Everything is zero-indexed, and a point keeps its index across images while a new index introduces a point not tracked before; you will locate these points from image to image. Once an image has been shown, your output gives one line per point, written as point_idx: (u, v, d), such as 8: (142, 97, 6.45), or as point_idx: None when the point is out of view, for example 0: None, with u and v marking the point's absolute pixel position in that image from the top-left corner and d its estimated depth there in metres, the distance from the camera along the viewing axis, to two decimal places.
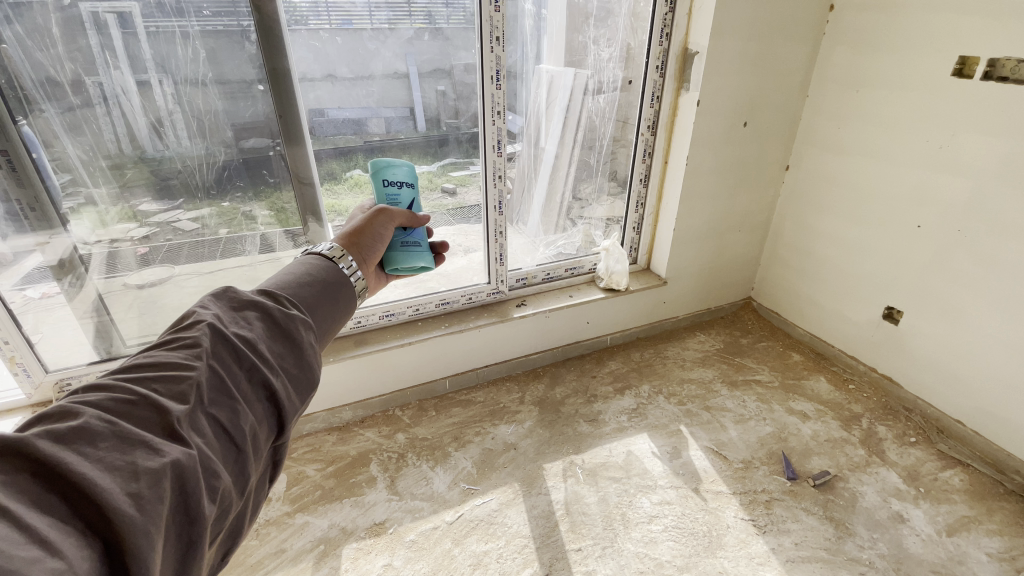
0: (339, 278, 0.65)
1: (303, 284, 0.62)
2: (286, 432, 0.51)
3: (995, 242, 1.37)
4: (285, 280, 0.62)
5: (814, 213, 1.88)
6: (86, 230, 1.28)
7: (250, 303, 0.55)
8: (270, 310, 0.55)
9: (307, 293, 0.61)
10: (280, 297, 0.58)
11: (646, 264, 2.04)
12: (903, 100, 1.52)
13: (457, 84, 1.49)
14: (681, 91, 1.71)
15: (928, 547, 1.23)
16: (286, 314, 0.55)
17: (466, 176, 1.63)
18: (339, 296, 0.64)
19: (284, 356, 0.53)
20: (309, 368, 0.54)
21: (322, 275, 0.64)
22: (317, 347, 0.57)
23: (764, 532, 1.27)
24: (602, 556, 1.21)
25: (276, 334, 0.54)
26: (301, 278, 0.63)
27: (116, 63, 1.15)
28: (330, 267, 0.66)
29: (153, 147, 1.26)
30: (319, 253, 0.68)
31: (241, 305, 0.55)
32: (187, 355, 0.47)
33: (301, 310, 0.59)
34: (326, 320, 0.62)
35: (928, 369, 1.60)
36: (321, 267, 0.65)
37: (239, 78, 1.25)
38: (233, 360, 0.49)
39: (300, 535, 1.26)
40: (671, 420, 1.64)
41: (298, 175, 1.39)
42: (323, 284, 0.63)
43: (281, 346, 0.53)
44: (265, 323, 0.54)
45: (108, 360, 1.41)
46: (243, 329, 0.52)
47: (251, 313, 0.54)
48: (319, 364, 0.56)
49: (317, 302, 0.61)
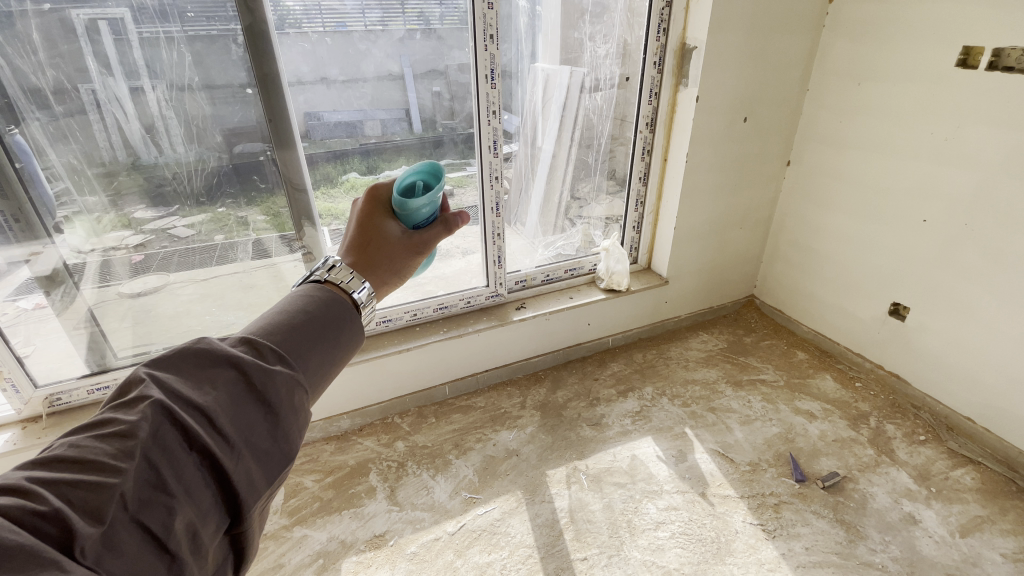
0: (345, 310, 0.52)
1: (298, 321, 0.49)
2: (247, 520, 0.42)
3: (1004, 236, 1.34)
4: (276, 319, 0.49)
5: (818, 209, 1.85)
6: (80, 239, 1.25)
7: (220, 359, 0.44)
8: (242, 369, 0.43)
9: (300, 336, 0.48)
10: (262, 348, 0.46)
11: (646, 263, 2.01)
12: (911, 95, 1.48)
13: (452, 84, 1.46)
14: (679, 87, 1.68)
15: (942, 548, 1.20)
16: (262, 374, 0.44)
17: (463, 177, 1.60)
18: (344, 333, 0.51)
19: (254, 428, 0.42)
20: (285, 440, 0.44)
21: (323, 309, 0.50)
22: (301, 410, 0.46)
23: (773, 537, 1.24)
24: (608, 565, 1.18)
25: (245, 400, 0.43)
26: (296, 315, 0.49)
27: (110, 71, 1.12)
28: (339, 302, 0.52)
29: (147, 153, 1.23)
30: (324, 281, 0.54)
31: (210, 363, 0.44)
32: (119, 448, 0.37)
33: (288, 362, 0.46)
34: (323, 369, 0.49)
35: (936, 366, 1.57)
36: (325, 299, 0.52)
37: (227, 82, 1.22)
38: (182, 443, 0.39)
39: (299, 550, 1.23)
40: (676, 422, 1.61)
41: (290, 180, 1.36)
42: (323, 322, 0.50)
43: (249, 416, 0.43)
44: (234, 387, 0.43)
45: (101, 373, 1.38)
46: (202, 400, 0.41)
47: (219, 374, 0.43)
48: (300, 430, 0.46)
49: (313, 348, 0.48)
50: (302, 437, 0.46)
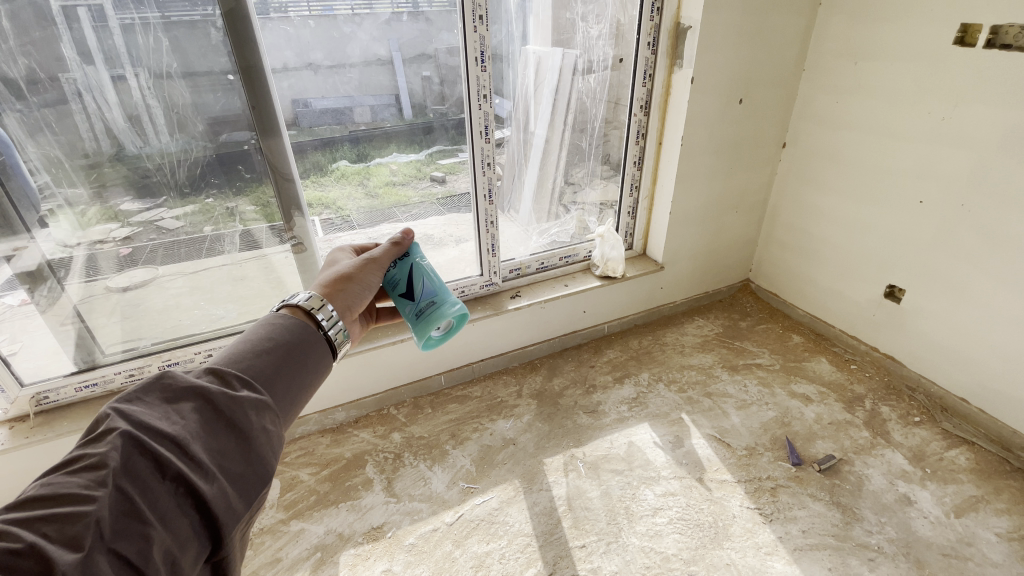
0: (308, 334, 0.58)
1: (262, 351, 0.53)
2: (227, 545, 0.43)
3: (999, 217, 1.33)
4: (242, 350, 0.53)
5: (814, 192, 1.84)
6: (66, 232, 1.22)
7: (187, 390, 0.46)
8: (210, 396, 0.46)
9: (266, 364, 0.52)
10: (228, 376, 0.49)
11: (641, 249, 2.00)
12: (908, 75, 1.46)
13: (442, 67, 1.43)
14: (674, 69, 1.64)
15: (937, 529, 1.21)
16: (232, 399, 0.47)
17: (455, 163, 1.58)
18: (308, 358, 0.56)
19: (227, 452, 0.45)
20: (260, 461, 0.46)
21: (286, 336, 0.56)
22: (274, 432, 0.48)
23: (770, 520, 1.25)
24: (606, 552, 1.18)
25: (215, 426, 0.45)
26: (259, 345, 0.54)
27: (90, 58, 1.08)
28: (304, 329, 0.58)
29: (131, 143, 1.18)
30: (287, 309, 0.60)
31: (177, 395, 0.46)
32: (92, 478, 0.38)
33: (255, 388, 0.50)
34: (290, 394, 0.53)
35: (931, 348, 1.58)
36: (287, 327, 0.57)
37: (207, 69, 1.17)
38: (155, 472, 0.40)
39: (296, 543, 1.23)
40: (672, 408, 1.61)
41: (277, 169, 1.31)
42: (287, 349, 0.55)
43: (221, 441, 0.45)
44: (203, 414, 0.45)
45: (89, 371, 1.34)
46: (172, 428, 0.43)
47: (187, 404, 0.46)
48: (274, 452, 0.48)
49: (279, 374, 0.53)
50: (277, 460, 0.48)
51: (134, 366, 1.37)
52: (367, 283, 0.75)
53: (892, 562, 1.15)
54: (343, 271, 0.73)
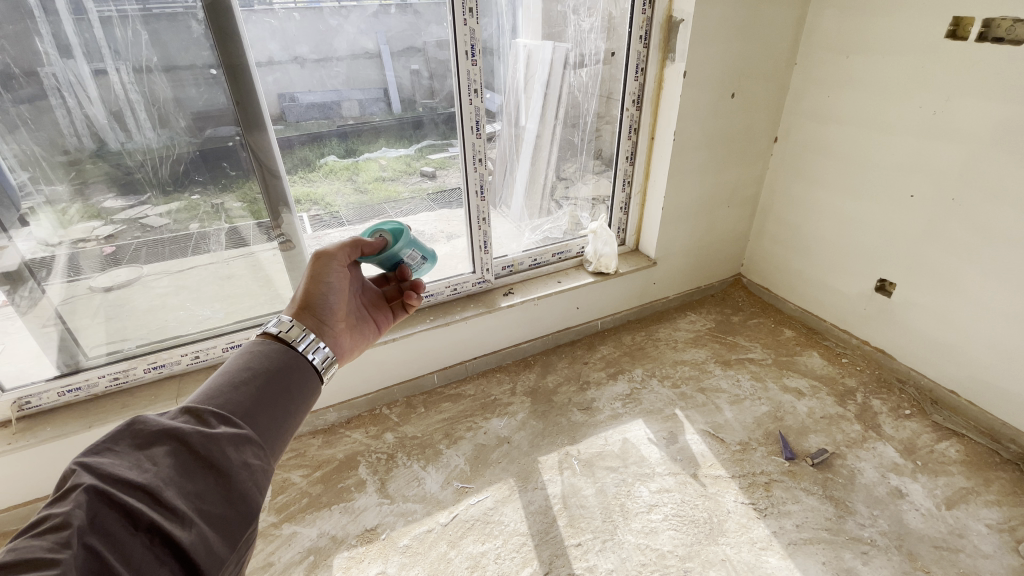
0: (289, 362, 0.59)
1: (238, 385, 0.54)
2: None
3: (990, 210, 1.34)
4: (219, 386, 0.53)
5: (805, 186, 1.84)
6: (48, 231, 1.18)
7: (160, 434, 0.46)
8: (184, 437, 0.46)
9: (243, 398, 0.53)
10: (203, 414, 0.49)
11: (634, 244, 1.99)
12: (900, 69, 1.46)
13: (431, 61, 1.40)
14: (666, 62, 1.62)
15: (929, 521, 1.23)
16: (206, 437, 0.47)
17: (445, 159, 1.55)
18: (291, 385, 0.57)
19: (203, 494, 0.44)
20: (241, 499, 0.45)
21: (264, 365, 0.57)
22: (255, 467, 0.48)
23: (765, 515, 1.25)
24: (602, 550, 1.18)
25: (190, 470, 0.45)
26: (235, 379, 0.54)
27: (69, 52, 1.04)
28: (280, 351, 0.60)
29: (114, 139, 1.15)
30: (262, 335, 0.62)
31: (149, 440, 0.45)
32: (56, 540, 0.36)
33: (234, 422, 0.50)
34: (272, 425, 0.53)
35: (921, 342, 1.59)
36: (266, 357, 0.58)
37: (189, 63, 1.13)
38: (126, 524, 0.40)
39: (288, 547, 1.21)
40: (666, 404, 1.61)
41: (263, 165, 1.27)
42: (265, 380, 0.56)
43: (197, 483, 0.44)
44: (177, 458, 0.45)
45: (72, 375, 1.30)
46: (142, 477, 0.42)
47: (159, 450, 0.45)
48: (256, 488, 0.47)
49: (258, 407, 0.53)
50: (260, 496, 0.47)
51: (120, 369, 1.34)
52: (332, 286, 0.76)
53: (885, 555, 1.16)
54: (303, 287, 0.74)
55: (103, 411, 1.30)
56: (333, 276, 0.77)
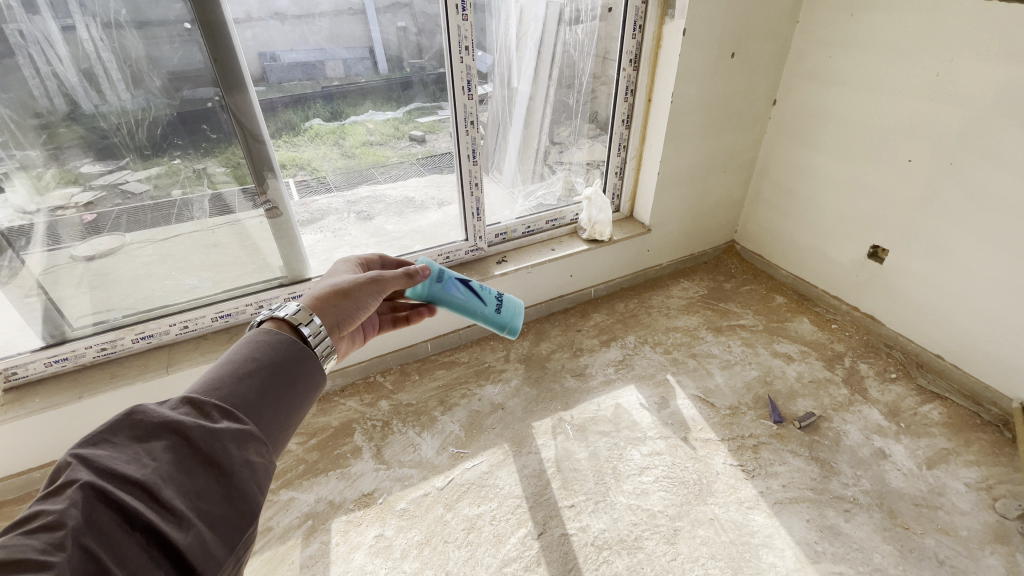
0: (297, 353, 0.58)
1: (241, 377, 0.52)
2: None
3: (985, 173, 1.33)
4: (221, 377, 0.52)
5: (803, 150, 1.81)
6: (24, 197, 1.13)
7: (160, 427, 0.45)
8: (185, 432, 0.45)
9: (246, 391, 0.52)
10: (205, 407, 0.48)
11: (629, 211, 1.97)
12: (905, 27, 1.41)
13: (418, 16, 1.33)
14: (665, 19, 1.56)
15: (909, 480, 1.27)
16: (208, 433, 0.46)
17: (434, 122, 1.50)
18: (297, 378, 0.56)
19: (202, 493, 0.43)
20: (241, 499, 0.45)
21: (269, 356, 0.56)
22: (256, 465, 0.47)
23: (752, 476, 1.29)
24: (595, 510, 1.21)
25: (191, 467, 0.44)
26: (239, 369, 0.53)
27: (32, 5, 0.97)
28: (288, 342, 0.58)
29: (87, 100, 1.09)
30: (268, 321, 0.61)
31: (148, 433, 0.44)
32: (49, 541, 0.36)
33: (236, 417, 0.49)
34: (273, 421, 0.53)
35: (910, 308, 1.61)
36: (271, 345, 0.57)
37: (163, 17, 1.06)
38: (122, 523, 0.39)
39: (287, 512, 1.23)
40: (658, 370, 1.63)
41: (246, 128, 1.22)
42: (269, 371, 0.54)
43: (197, 481, 0.44)
44: (177, 455, 0.44)
45: (57, 346, 1.27)
46: (140, 475, 0.41)
47: (159, 444, 0.44)
48: (256, 487, 0.47)
49: (261, 401, 0.52)
50: (260, 495, 0.47)
51: (108, 340, 1.31)
52: (362, 303, 0.74)
53: (866, 512, 1.20)
54: (339, 284, 0.73)
55: (92, 382, 1.28)
56: (371, 300, 0.76)
